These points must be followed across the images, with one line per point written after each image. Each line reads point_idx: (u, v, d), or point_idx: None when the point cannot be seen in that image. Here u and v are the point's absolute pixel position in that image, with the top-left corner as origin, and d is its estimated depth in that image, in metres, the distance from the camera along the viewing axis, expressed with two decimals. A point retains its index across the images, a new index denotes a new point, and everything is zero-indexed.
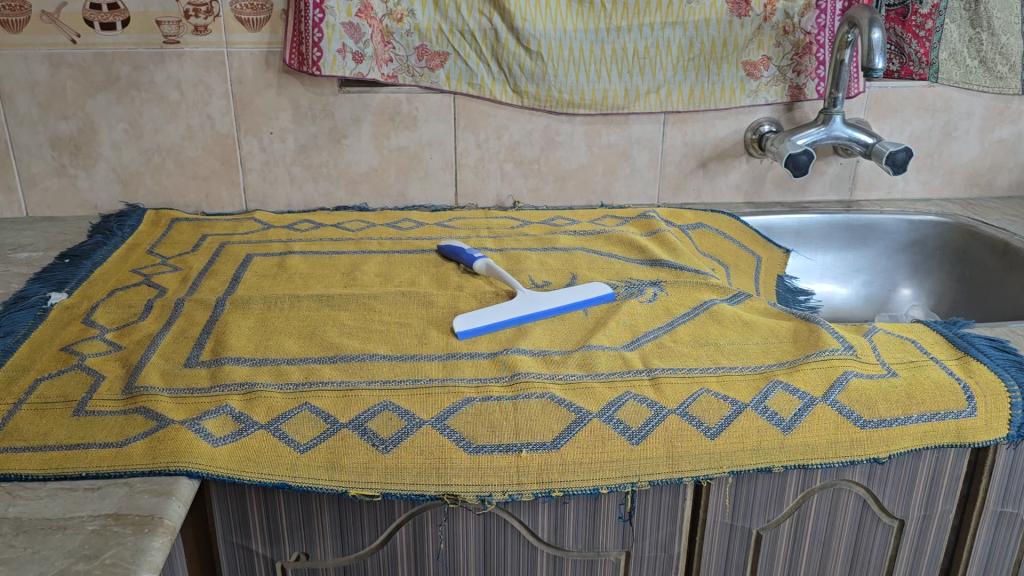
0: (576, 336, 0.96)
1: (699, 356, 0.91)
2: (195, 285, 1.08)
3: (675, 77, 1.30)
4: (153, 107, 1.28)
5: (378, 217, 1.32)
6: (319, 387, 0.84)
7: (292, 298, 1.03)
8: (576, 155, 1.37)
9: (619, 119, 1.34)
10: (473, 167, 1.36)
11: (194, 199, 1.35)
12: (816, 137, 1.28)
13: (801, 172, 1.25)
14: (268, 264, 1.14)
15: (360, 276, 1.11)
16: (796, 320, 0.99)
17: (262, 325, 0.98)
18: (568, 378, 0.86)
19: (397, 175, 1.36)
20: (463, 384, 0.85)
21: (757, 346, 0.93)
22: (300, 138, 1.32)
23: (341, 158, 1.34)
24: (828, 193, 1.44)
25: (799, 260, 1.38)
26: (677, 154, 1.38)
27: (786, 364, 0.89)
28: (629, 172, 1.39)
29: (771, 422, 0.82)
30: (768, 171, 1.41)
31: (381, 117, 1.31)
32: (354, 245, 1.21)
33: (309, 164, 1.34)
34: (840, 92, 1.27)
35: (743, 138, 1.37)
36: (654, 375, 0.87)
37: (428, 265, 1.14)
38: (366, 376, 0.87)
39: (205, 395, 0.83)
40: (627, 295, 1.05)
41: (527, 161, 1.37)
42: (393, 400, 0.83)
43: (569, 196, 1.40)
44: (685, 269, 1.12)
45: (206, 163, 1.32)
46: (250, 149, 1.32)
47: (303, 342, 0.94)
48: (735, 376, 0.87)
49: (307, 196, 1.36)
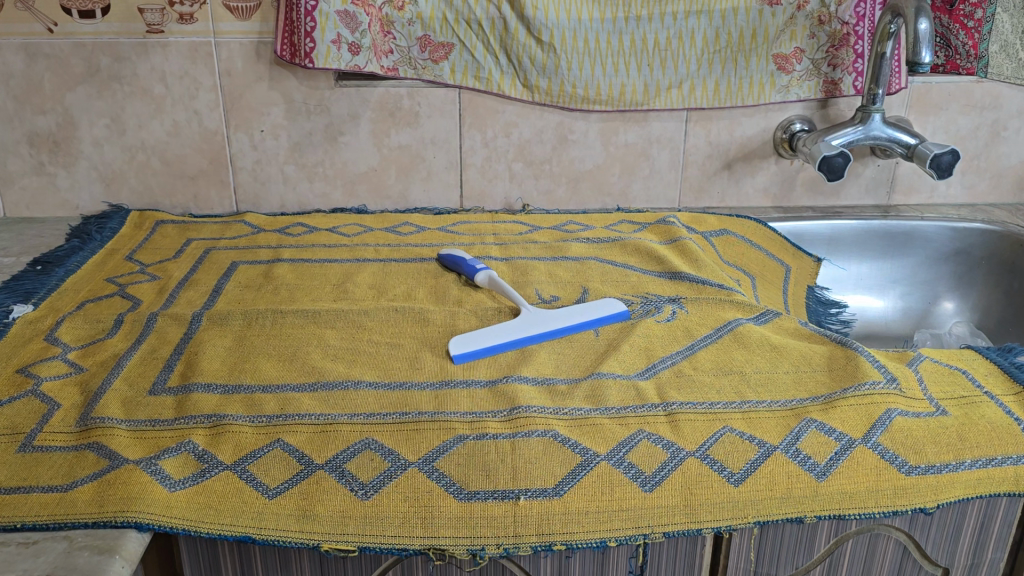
0: (584, 362, 0.86)
1: (723, 388, 0.81)
2: (172, 296, 1.00)
3: (699, 70, 1.19)
4: (136, 102, 1.20)
5: (376, 222, 1.22)
6: (295, 420, 0.75)
7: (275, 313, 0.94)
8: (591, 155, 1.27)
9: (637, 116, 1.24)
10: (479, 166, 1.27)
11: (181, 199, 1.26)
12: (853, 137, 1.18)
13: (835, 176, 1.14)
14: (253, 273, 1.06)
15: (352, 288, 1.02)
16: (831, 344, 0.89)
17: (240, 345, 0.89)
18: (574, 414, 0.77)
19: (398, 175, 1.27)
20: (455, 418, 0.76)
21: (787, 375, 0.83)
22: (294, 135, 1.23)
23: (338, 157, 1.25)
24: (864, 198, 1.33)
25: (831, 269, 1.28)
26: (700, 155, 1.28)
27: (820, 399, 0.79)
28: (648, 173, 1.28)
29: (803, 466, 0.72)
30: (799, 173, 1.30)
31: (381, 112, 1.22)
32: (348, 252, 1.12)
33: (303, 163, 1.25)
34: (880, 88, 1.16)
35: (772, 137, 1.27)
36: (672, 411, 0.77)
37: (426, 276, 1.05)
38: (348, 408, 0.78)
39: (167, 429, 0.74)
40: (643, 313, 0.95)
41: (538, 160, 1.27)
42: (377, 437, 0.74)
43: (583, 198, 1.30)
44: (708, 283, 1.02)
45: (193, 161, 1.24)
46: (241, 146, 1.23)
47: (282, 365, 0.85)
48: (763, 413, 0.77)
49: (302, 197, 1.27)
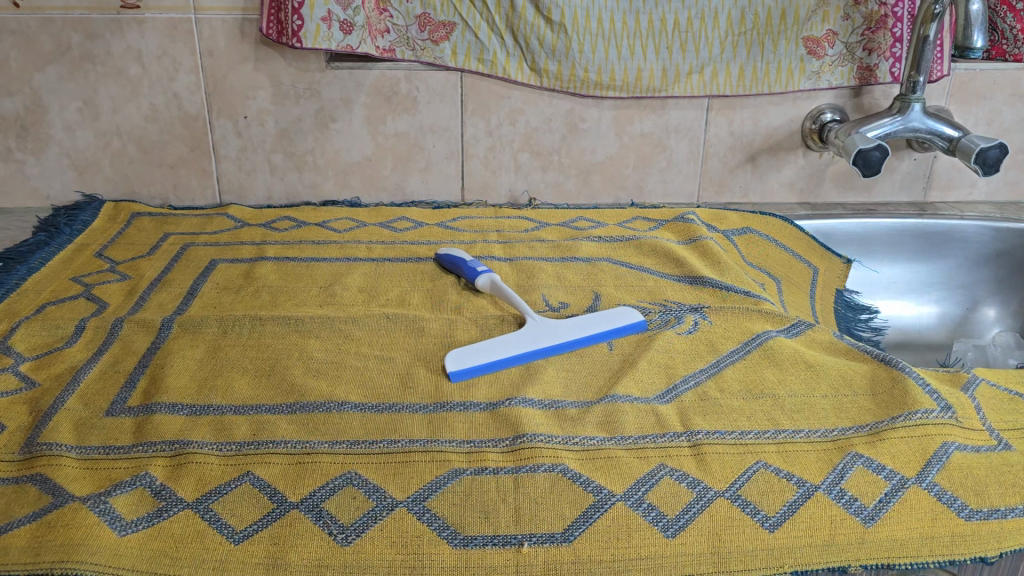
0: (596, 382, 0.76)
1: (754, 415, 0.72)
2: (142, 299, 0.91)
3: (722, 54, 1.09)
4: (111, 83, 1.10)
5: (370, 216, 1.13)
6: (269, 449, 0.66)
7: (253, 319, 0.85)
8: (603, 145, 1.17)
9: (654, 103, 1.14)
10: (482, 157, 1.17)
11: (160, 189, 1.17)
12: (891, 128, 1.08)
13: (872, 171, 1.04)
14: (233, 273, 0.97)
15: (340, 291, 0.92)
16: (874, 364, 0.80)
17: (212, 357, 0.79)
18: (586, 444, 0.68)
19: (394, 165, 1.17)
20: (450, 447, 0.67)
21: (826, 401, 0.74)
22: (281, 121, 1.13)
23: (330, 146, 1.15)
24: (898, 194, 1.23)
25: (861, 273, 1.18)
26: (722, 146, 1.18)
27: (864, 429, 0.70)
28: (665, 165, 1.19)
29: (848, 509, 0.63)
30: (829, 167, 1.20)
31: (376, 97, 1.12)
32: (337, 250, 1.03)
33: (292, 152, 1.15)
34: (921, 75, 1.06)
35: (800, 127, 1.17)
36: (697, 442, 0.68)
37: (423, 278, 0.96)
38: (330, 434, 0.68)
39: (123, 458, 0.65)
40: (661, 324, 0.86)
41: (546, 151, 1.17)
42: (360, 471, 0.65)
43: (594, 192, 1.21)
44: (733, 289, 0.92)
45: (173, 148, 1.14)
46: (224, 132, 1.14)
47: (257, 381, 0.76)
48: (801, 445, 0.68)
49: (290, 188, 1.18)
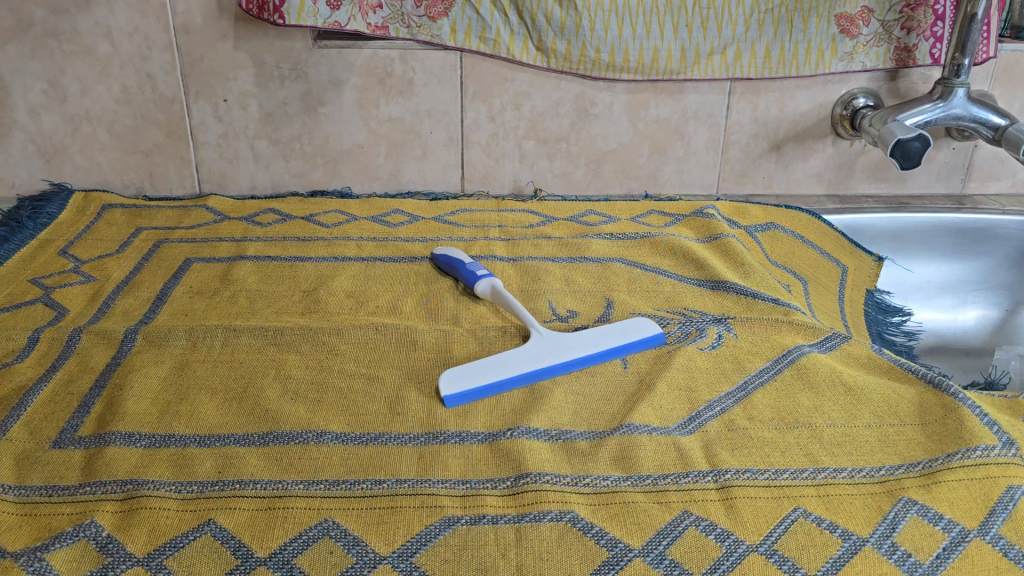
0: (609, 408, 0.68)
1: (789, 449, 0.63)
2: (106, 305, 0.82)
3: (747, 33, 0.99)
4: (78, 63, 1.00)
5: (361, 208, 1.04)
6: (235, 492, 0.58)
7: (226, 330, 0.76)
8: (615, 132, 1.07)
9: (671, 86, 1.04)
10: (484, 144, 1.08)
11: (134, 178, 1.08)
12: (932, 114, 0.98)
13: (910, 163, 0.94)
14: (209, 275, 0.88)
15: (325, 296, 0.84)
16: (920, 386, 0.71)
17: (178, 375, 0.71)
18: (598, 485, 0.59)
19: (388, 153, 1.08)
20: (443, 490, 0.58)
21: (869, 431, 0.65)
22: (265, 104, 1.04)
23: (318, 132, 1.06)
24: (934, 186, 1.13)
25: (893, 272, 1.09)
26: (745, 134, 1.08)
27: (916, 468, 0.61)
28: (683, 154, 1.09)
29: (901, 567, 0.53)
30: (860, 156, 1.10)
31: (367, 79, 1.02)
32: (324, 248, 0.94)
33: (277, 138, 1.06)
34: (967, 58, 0.96)
35: (830, 113, 1.07)
36: (725, 484, 0.60)
37: (417, 281, 0.87)
38: (306, 473, 0.60)
39: (67, 502, 0.57)
40: (681, 337, 0.77)
41: (553, 138, 1.08)
42: (339, 519, 0.56)
43: (605, 182, 1.11)
44: (760, 297, 0.83)
45: (147, 134, 1.05)
46: (203, 117, 1.04)
47: (227, 405, 0.67)
48: (845, 487, 0.60)
49: (275, 177, 1.09)
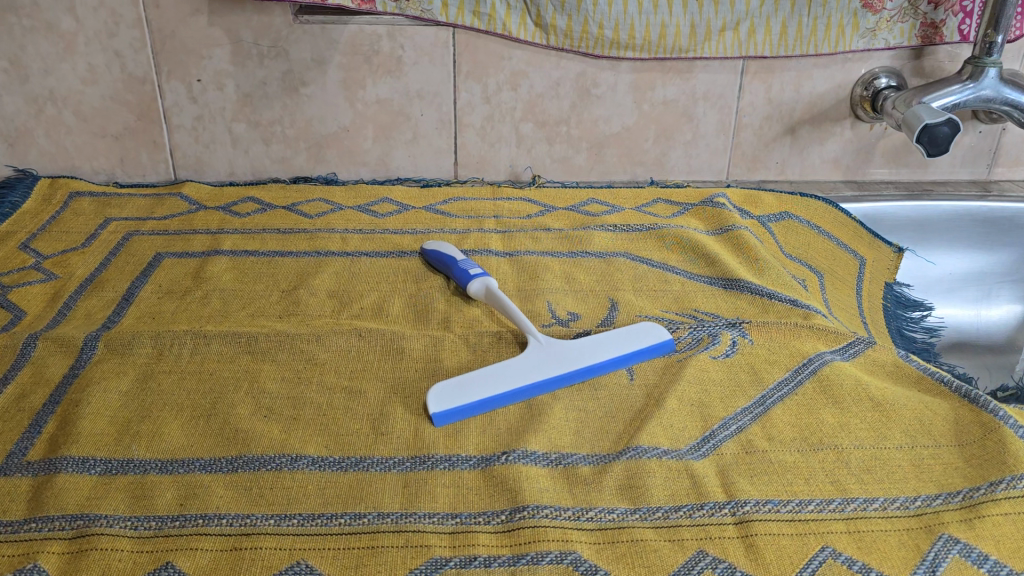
0: (614, 428, 0.62)
1: (814, 476, 0.57)
2: (67, 306, 0.76)
3: (763, 7, 0.92)
4: (40, 39, 0.92)
5: (346, 197, 0.97)
6: (197, 529, 0.52)
7: (196, 337, 0.70)
8: (619, 114, 1.00)
9: (680, 65, 0.97)
10: (478, 128, 1.00)
11: (105, 163, 1.01)
12: (960, 97, 0.91)
13: (938, 150, 0.88)
14: (180, 272, 0.81)
15: (305, 296, 0.77)
16: (953, 401, 0.65)
17: (141, 390, 0.64)
18: (602, 520, 0.53)
19: (376, 136, 1.01)
20: (430, 527, 0.52)
21: (901, 455, 0.59)
22: (242, 84, 0.96)
23: (300, 114, 0.98)
24: (958, 171, 1.07)
25: (915, 263, 1.03)
26: (757, 116, 1.01)
27: (955, 499, 0.55)
28: (691, 137, 1.02)
29: None
30: (880, 140, 1.03)
31: (353, 57, 0.95)
32: (306, 242, 0.87)
33: (256, 121, 0.99)
34: (1000, 35, 0.89)
35: (850, 94, 1.00)
36: (744, 517, 0.53)
37: (406, 279, 0.80)
38: (277, 507, 0.54)
39: (7, 542, 0.51)
40: (693, 344, 0.71)
41: (553, 121, 1.00)
42: (313, 560, 0.50)
43: (608, 168, 1.04)
44: (778, 296, 0.77)
45: (117, 116, 0.98)
46: (176, 98, 0.97)
47: (193, 425, 0.61)
48: (878, 522, 0.53)
49: (255, 162, 1.01)
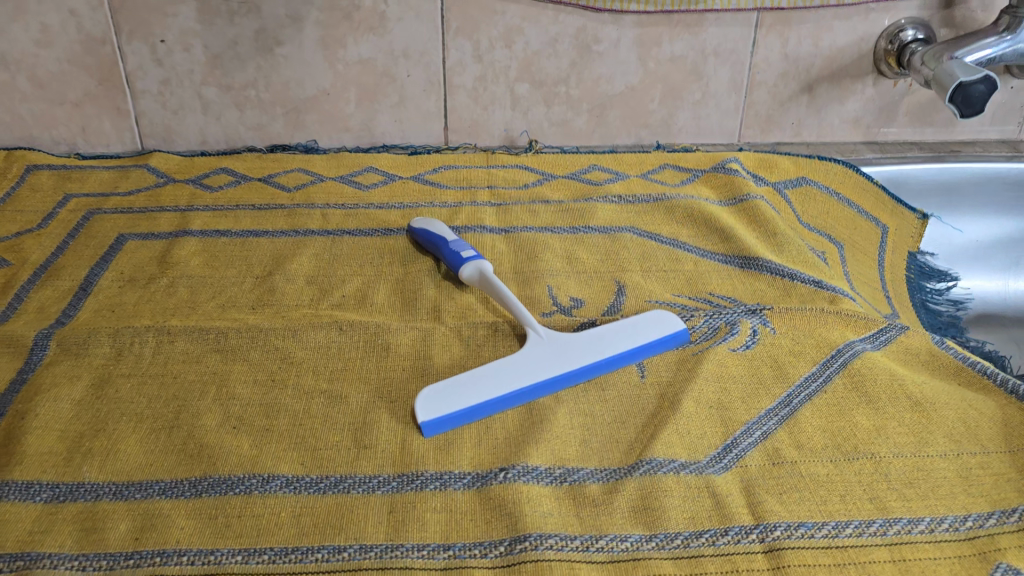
0: (625, 436, 0.55)
1: (850, 492, 0.51)
2: (19, 299, 0.68)
3: None
4: None
5: (328, 166, 0.89)
6: (154, 569, 0.45)
7: (158, 335, 0.63)
8: (623, 72, 0.92)
9: (690, 18, 0.88)
10: (470, 89, 0.92)
11: (65, 133, 0.92)
12: (995, 50, 0.84)
13: (973, 111, 0.80)
14: (144, 256, 0.74)
15: (282, 283, 0.70)
16: (1000, 399, 0.59)
17: (96, 398, 0.58)
18: (615, 550, 0.47)
19: (358, 100, 0.92)
20: (419, 562, 0.46)
21: (947, 465, 0.53)
22: (210, 45, 0.87)
23: (275, 76, 0.90)
24: (987, 130, 0.99)
25: (939, 230, 0.96)
26: (773, 73, 0.93)
27: (1011, 519, 0.49)
28: (701, 97, 0.94)
29: None
30: (905, 97, 0.95)
31: (331, 13, 0.86)
32: (283, 219, 0.80)
33: (227, 85, 0.90)
34: None
35: (874, 48, 0.92)
36: (774, 545, 0.47)
37: (392, 261, 0.73)
38: (246, 540, 0.47)
39: None
40: (709, 333, 0.64)
41: (551, 80, 0.92)
42: None
43: (610, 130, 0.96)
44: (800, 277, 0.70)
45: (75, 81, 0.89)
46: (138, 61, 0.88)
47: (152, 440, 0.54)
48: (926, 548, 0.47)
49: (228, 130, 0.93)
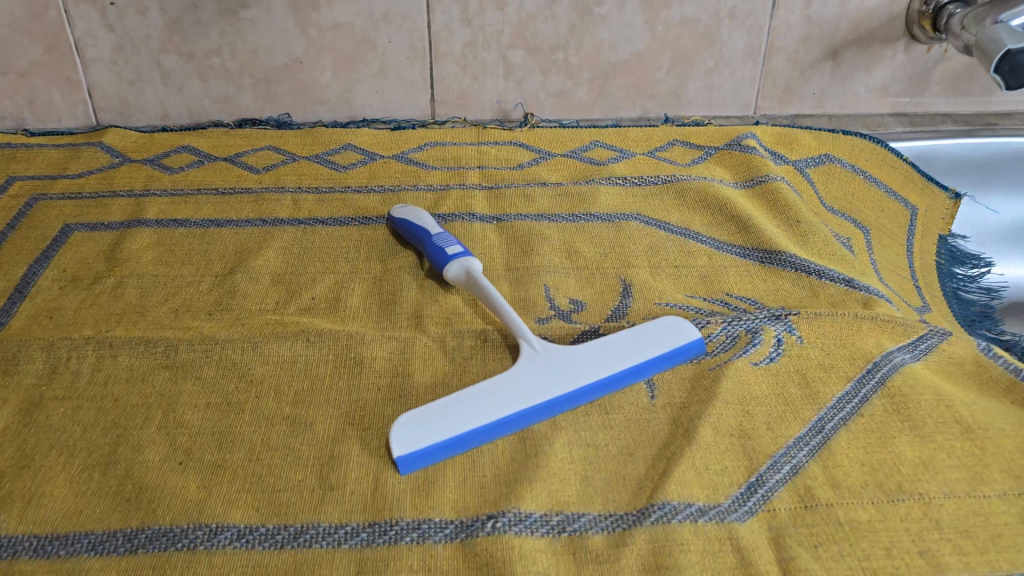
0: (634, 472, 0.48)
1: (898, 544, 0.44)
2: None
3: None
4: None
5: (301, 144, 0.81)
6: None
7: (99, 348, 0.55)
8: (628, 38, 0.82)
9: None
10: (458, 57, 0.83)
11: (11, 107, 0.83)
12: None
13: (1017, 83, 0.71)
14: (91, 251, 0.66)
15: (244, 283, 0.62)
16: None
17: (22, 427, 0.50)
18: None
19: (335, 69, 0.83)
20: None
21: (1008, 509, 0.45)
22: (167, 8, 0.77)
23: (242, 43, 0.80)
24: None
25: (971, 211, 0.88)
26: (793, 38, 0.83)
27: None
28: (714, 65, 0.85)
29: None
30: (939, 65, 0.86)
31: None
32: (248, 206, 0.71)
33: (188, 52, 0.80)
34: None
35: (907, 10, 0.82)
36: None
37: (369, 256, 0.65)
38: None
39: None
40: (727, 343, 0.57)
41: (547, 47, 0.83)
42: None
43: (613, 102, 0.87)
44: (828, 274, 0.62)
45: (20, 50, 0.79)
46: (89, 27, 0.78)
47: (84, 480, 0.47)
48: None
49: (192, 102, 0.84)
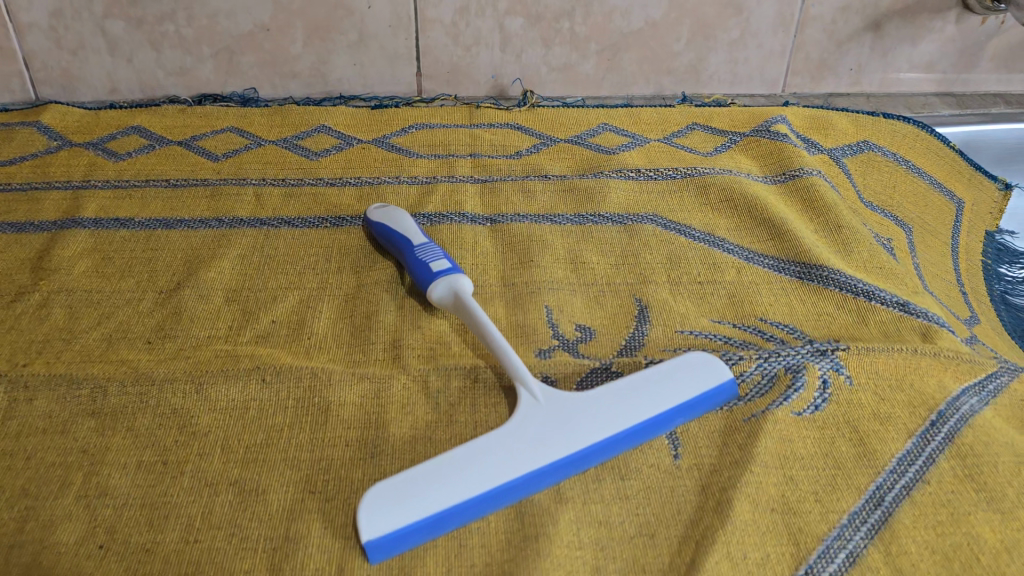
0: (655, 564, 0.39)
1: None
2: None
3: None
4: None
5: (268, 125, 0.71)
6: None
7: (13, 389, 0.46)
8: (643, 5, 0.72)
9: None
10: (448, 25, 0.72)
11: None
12: None
13: None
14: (15, 258, 0.56)
15: (192, 302, 0.53)
16: None
17: None
18: None
19: (307, 38, 0.72)
20: None
21: None
22: None
23: (198, 7, 0.69)
24: None
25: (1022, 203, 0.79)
26: (831, 6, 0.73)
27: None
28: (739, 36, 0.75)
29: None
30: (993, 39, 0.77)
31: None
32: (204, 202, 0.62)
33: (136, 18, 0.70)
34: None
35: None
36: None
37: (341, 267, 0.56)
38: None
39: None
40: (764, 384, 0.48)
41: (551, 14, 0.72)
42: None
43: (624, 77, 0.77)
44: (878, 295, 0.53)
45: None
46: None
47: None
48: None
49: (144, 75, 0.73)
